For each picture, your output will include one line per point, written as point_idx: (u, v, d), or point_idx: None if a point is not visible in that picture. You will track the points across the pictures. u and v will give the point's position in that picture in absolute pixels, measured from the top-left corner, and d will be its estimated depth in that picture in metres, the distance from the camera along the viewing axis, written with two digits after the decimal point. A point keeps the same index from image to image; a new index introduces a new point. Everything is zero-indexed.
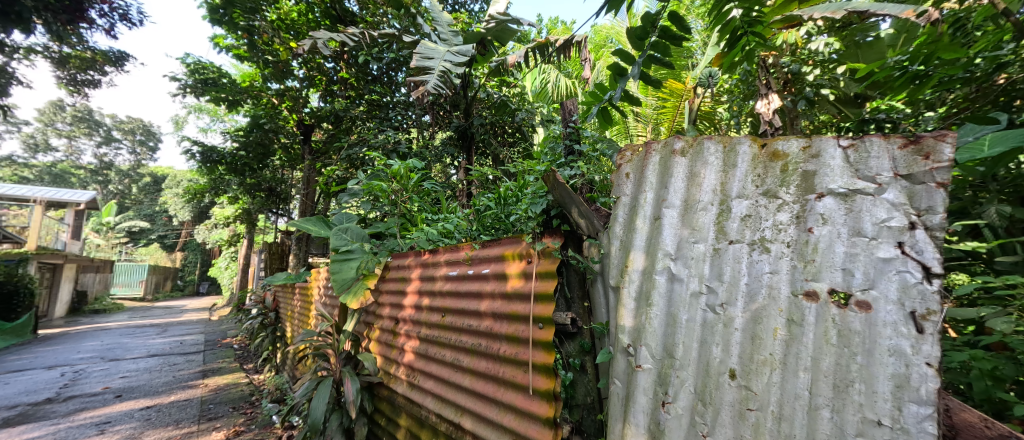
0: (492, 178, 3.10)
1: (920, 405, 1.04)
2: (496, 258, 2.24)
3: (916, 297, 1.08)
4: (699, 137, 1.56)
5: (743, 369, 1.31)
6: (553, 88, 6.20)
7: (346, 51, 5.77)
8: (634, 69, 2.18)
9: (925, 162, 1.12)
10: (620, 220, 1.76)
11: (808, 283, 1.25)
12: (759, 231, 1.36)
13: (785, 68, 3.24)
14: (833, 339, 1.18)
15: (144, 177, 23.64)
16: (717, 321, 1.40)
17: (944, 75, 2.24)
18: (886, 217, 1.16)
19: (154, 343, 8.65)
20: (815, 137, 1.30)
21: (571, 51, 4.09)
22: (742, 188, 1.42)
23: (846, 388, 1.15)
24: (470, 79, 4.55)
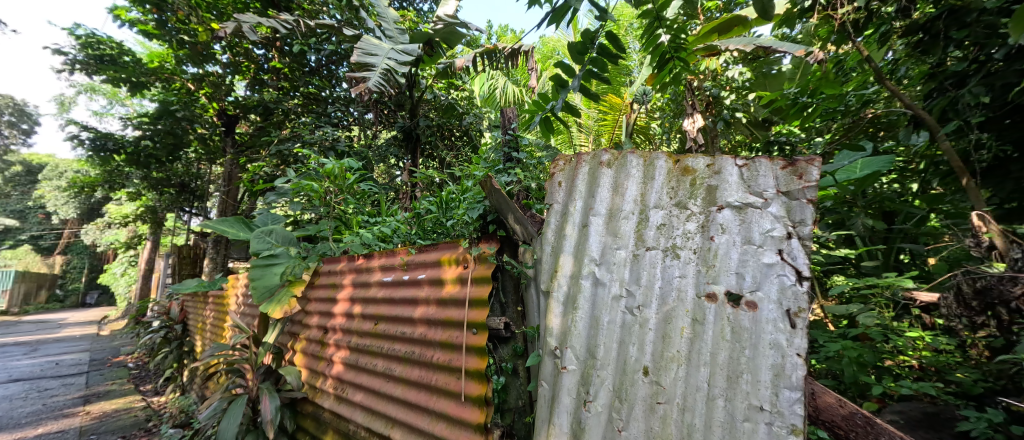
0: (437, 181, 3.08)
1: (792, 390, 1.22)
2: (432, 263, 2.24)
3: (791, 297, 1.28)
4: (624, 152, 1.68)
5: (655, 366, 1.44)
6: (502, 95, 6.30)
7: (278, 39, 5.45)
8: (574, 83, 2.28)
9: (799, 182, 1.33)
10: (552, 226, 1.82)
11: (708, 285, 1.41)
12: (671, 239, 1.51)
13: (708, 92, 3.50)
14: (728, 335, 1.35)
15: (17, 169, 20.56)
16: (634, 322, 1.51)
17: (827, 107, 2.70)
18: (770, 227, 1.35)
19: (20, 365, 7.50)
20: (718, 156, 1.48)
21: (519, 59, 4.25)
22: (659, 199, 1.57)
23: (737, 378, 1.31)
24: (417, 78, 4.50)
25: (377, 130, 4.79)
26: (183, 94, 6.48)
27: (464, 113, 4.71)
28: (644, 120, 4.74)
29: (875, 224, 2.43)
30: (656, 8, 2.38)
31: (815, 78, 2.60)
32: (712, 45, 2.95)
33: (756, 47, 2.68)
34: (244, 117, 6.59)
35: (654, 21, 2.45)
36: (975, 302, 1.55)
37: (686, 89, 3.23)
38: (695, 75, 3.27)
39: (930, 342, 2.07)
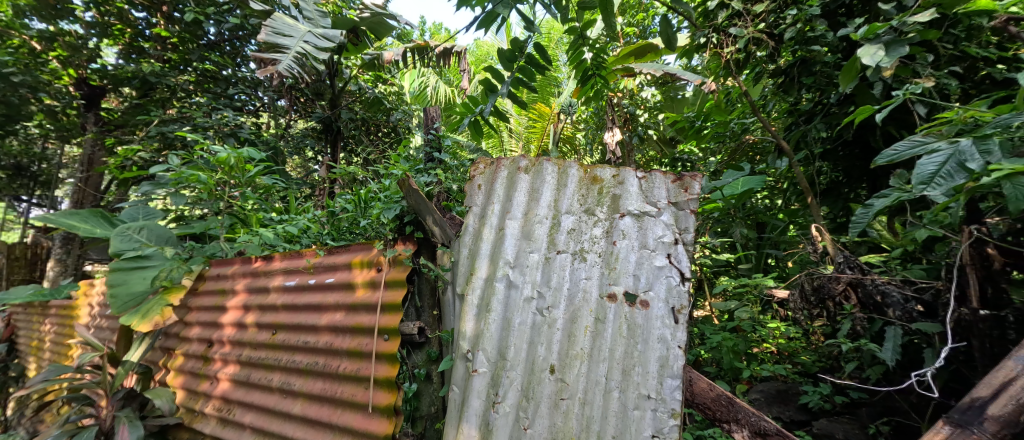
0: (358, 179, 2.99)
1: (674, 378, 1.37)
2: (342, 267, 2.17)
3: (676, 295, 1.44)
4: (541, 159, 1.75)
5: (561, 364, 1.50)
6: (432, 94, 6.25)
7: (167, 4, 4.81)
8: (503, 89, 2.36)
9: (685, 194, 1.51)
10: (469, 229, 1.78)
11: (610, 286, 1.53)
12: (579, 242, 1.60)
13: (625, 109, 3.74)
14: (624, 332, 1.47)
15: None
16: (543, 323, 1.56)
17: (718, 131, 3.11)
18: (662, 233, 1.51)
19: None
20: (623, 167, 1.62)
21: (452, 59, 4.43)
22: (570, 205, 1.65)
23: (631, 371, 1.43)
24: (340, 68, 4.26)
25: (292, 119, 4.53)
26: (22, 54, 4.89)
27: (390, 109, 4.58)
28: (570, 130, 4.99)
29: (749, 234, 2.82)
30: (580, 27, 2.48)
31: (708, 105, 3.11)
32: (629, 67, 3.30)
33: (665, 72, 3.08)
34: (113, 90, 5.40)
35: (580, 39, 2.55)
36: (813, 297, 1.85)
37: (606, 105, 3.53)
38: (615, 92, 3.72)
39: (786, 333, 2.46)
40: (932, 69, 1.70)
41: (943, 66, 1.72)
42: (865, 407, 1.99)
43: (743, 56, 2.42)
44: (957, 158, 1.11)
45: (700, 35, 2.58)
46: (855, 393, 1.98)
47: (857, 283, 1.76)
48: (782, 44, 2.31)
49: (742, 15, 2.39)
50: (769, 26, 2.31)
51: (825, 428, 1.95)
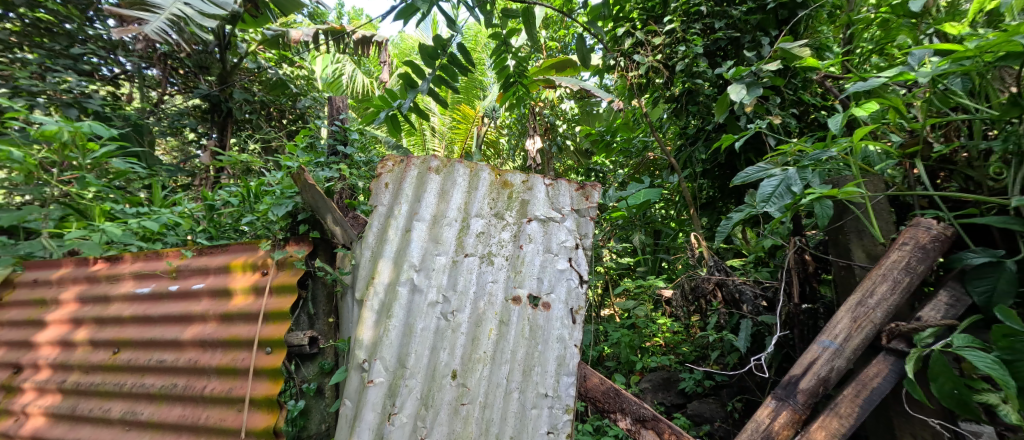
0: (258, 170, 2.82)
1: (569, 376, 1.43)
2: (217, 269, 1.89)
3: (575, 297, 1.51)
4: (452, 161, 1.74)
5: (463, 368, 1.47)
6: (349, 83, 6.00)
7: None
8: (423, 86, 2.29)
9: (587, 201, 1.61)
10: (373, 230, 1.68)
11: (515, 289, 1.54)
12: (487, 246, 1.61)
13: (545, 118, 3.82)
14: (526, 333, 1.48)
15: None
16: (446, 328, 1.52)
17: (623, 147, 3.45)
18: (565, 238, 1.58)
19: None
20: (532, 174, 1.68)
21: (370, 49, 4.38)
22: (480, 209, 1.66)
23: (530, 371, 1.44)
24: (234, 39, 3.89)
25: (165, 93, 3.74)
26: None
27: (296, 93, 4.18)
28: (494, 134, 5.11)
29: (646, 241, 3.16)
30: (504, 34, 2.41)
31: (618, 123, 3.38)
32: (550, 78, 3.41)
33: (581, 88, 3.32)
34: None
35: (502, 45, 2.50)
36: (690, 296, 2.23)
37: (529, 112, 3.66)
38: (536, 100, 3.79)
39: (670, 328, 2.79)
40: (781, 109, 2.10)
41: (787, 107, 2.11)
42: (724, 387, 2.37)
43: (644, 81, 2.72)
44: (786, 183, 1.35)
45: (609, 58, 2.81)
46: (719, 376, 2.33)
47: (722, 282, 2.10)
48: (674, 76, 2.60)
49: (644, 45, 2.67)
50: (665, 56, 2.58)
51: (696, 410, 2.33)
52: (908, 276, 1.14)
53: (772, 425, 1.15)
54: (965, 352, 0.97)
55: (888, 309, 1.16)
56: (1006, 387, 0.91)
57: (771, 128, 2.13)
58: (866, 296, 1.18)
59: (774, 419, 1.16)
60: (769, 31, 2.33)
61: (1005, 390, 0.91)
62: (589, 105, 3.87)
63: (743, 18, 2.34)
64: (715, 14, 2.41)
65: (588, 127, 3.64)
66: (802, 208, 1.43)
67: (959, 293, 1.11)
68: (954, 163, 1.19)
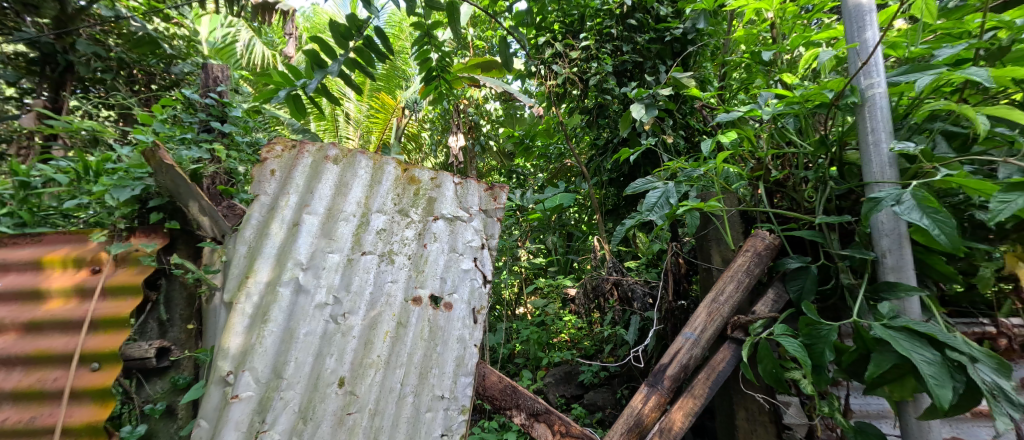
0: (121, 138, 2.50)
1: (467, 376, 1.43)
2: (24, 266, 1.57)
3: (477, 297, 1.54)
4: (353, 152, 1.63)
5: (352, 375, 1.38)
6: (250, 54, 5.49)
7: None
8: (333, 68, 1.80)
9: (495, 203, 1.65)
10: (252, 222, 1.47)
11: (416, 289, 1.51)
12: (388, 244, 1.55)
13: (470, 117, 3.80)
14: (426, 334, 1.46)
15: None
16: (336, 331, 1.41)
17: (541, 152, 3.61)
18: (471, 238, 1.60)
19: None
20: (440, 172, 1.68)
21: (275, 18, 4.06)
22: (383, 205, 1.59)
23: (427, 373, 1.42)
24: None
25: None
26: None
27: (174, 55, 2.62)
28: (416, 127, 5.06)
29: (559, 242, 3.32)
30: (428, 24, 2.30)
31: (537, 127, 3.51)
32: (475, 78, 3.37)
33: (507, 91, 3.35)
34: None
35: (425, 36, 2.36)
36: (590, 294, 2.42)
37: (454, 109, 3.61)
38: (461, 98, 3.67)
39: (574, 324, 2.97)
40: (673, 129, 2.40)
41: (677, 128, 2.43)
42: (617, 378, 2.62)
43: (562, 91, 2.86)
44: (667, 195, 1.49)
45: (531, 65, 2.89)
46: (613, 368, 2.57)
47: (618, 282, 2.30)
48: (587, 89, 2.78)
49: (561, 56, 2.81)
50: (580, 70, 2.75)
51: (591, 399, 2.57)
52: (748, 277, 1.39)
53: (642, 409, 1.30)
54: (781, 339, 1.16)
55: (733, 304, 1.39)
56: (806, 367, 1.11)
57: (664, 147, 2.43)
58: (717, 295, 1.41)
59: (645, 403, 1.31)
60: (665, 60, 2.66)
61: (806, 369, 1.11)
62: (514, 108, 3.95)
63: (647, 46, 2.64)
64: (624, 38, 2.66)
65: (511, 130, 3.71)
66: (675, 218, 1.63)
67: (780, 291, 1.37)
68: (785, 187, 1.47)
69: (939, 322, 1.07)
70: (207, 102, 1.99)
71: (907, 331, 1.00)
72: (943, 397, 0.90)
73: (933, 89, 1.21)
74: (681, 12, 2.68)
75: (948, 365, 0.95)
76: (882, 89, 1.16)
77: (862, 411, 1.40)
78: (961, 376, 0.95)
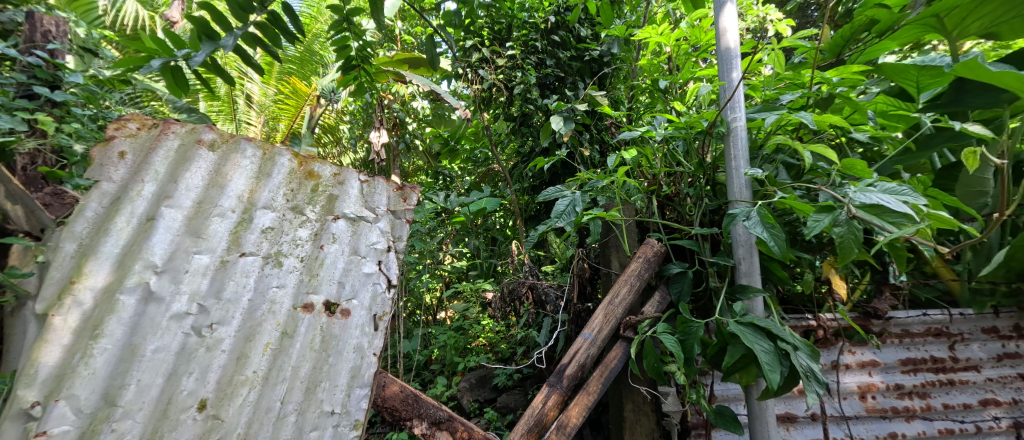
0: None
1: (363, 388, 1.23)
2: None
3: (379, 303, 1.31)
4: (237, 136, 1.35)
5: (217, 396, 1.12)
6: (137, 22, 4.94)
7: None
8: (228, 39, 1.53)
9: (404, 204, 1.42)
10: (87, 215, 1.12)
11: (307, 295, 1.27)
12: (277, 245, 1.29)
13: (394, 113, 3.77)
14: (316, 345, 1.23)
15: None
16: (199, 346, 1.14)
17: (466, 155, 3.65)
18: (376, 240, 1.37)
19: None
20: (345, 167, 1.42)
21: None
22: (271, 199, 1.31)
23: (314, 388, 1.19)
24: None
25: None
26: None
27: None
28: (333, 119, 4.94)
29: (481, 250, 3.23)
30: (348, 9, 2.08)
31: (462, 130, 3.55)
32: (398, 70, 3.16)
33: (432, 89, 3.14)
34: None
35: (342, 21, 2.11)
36: (507, 298, 2.50)
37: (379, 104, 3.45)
38: (385, 93, 3.56)
39: (492, 328, 3.04)
40: (589, 142, 2.62)
41: (594, 142, 2.65)
42: (529, 380, 2.73)
43: (487, 95, 2.91)
44: (573, 204, 1.61)
45: (457, 66, 2.89)
46: (526, 369, 2.67)
47: (533, 286, 2.40)
48: (512, 97, 2.89)
49: (488, 61, 2.87)
50: (505, 78, 2.83)
51: (504, 402, 2.67)
52: (638, 280, 1.55)
53: (544, 408, 1.34)
54: (661, 336, 1.33)
55: (625, 305, 1.54)
56: (679, 359, 1.27)
57: (581, 158, 2.62)
58: (613, 296, 1.54)
59: (546, 402, 1.35)
60: (584, 78, 2.87)
61: (679, 361, 1.28)
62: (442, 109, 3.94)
63: (568, 63, 2.84)
64: (548, 53, 2.83)
65: (438, 130, 3.70)
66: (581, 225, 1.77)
67: (664, 294, 1.56)
68: (673, 201, 1.68)
69: (776, 318, 1.31)
70: (32, 61, 1.67)
71: (753, 326, 1.20)
72: (773, 379, 1.10)
73: (779, 126, 1.46)
74: (598, 35, 2.92)
75: (779, 353, 1.17)
76: (742, 123, 1.37)
77: (723, 396, 1.61)
78: (787, 362, 1.17)
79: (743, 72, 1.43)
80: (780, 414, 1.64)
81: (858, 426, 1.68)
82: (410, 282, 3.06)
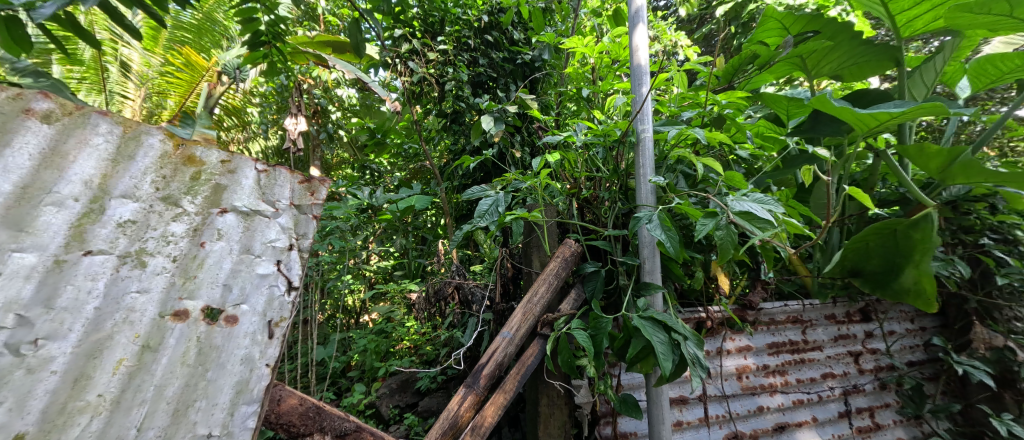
0: None
1: (252, 405, 1.03)
2: None
3: (276, 307, 1.11)
4: (83, 108, 1.04)
5: (42, 430, 0.85)
6: None
7: None
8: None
9: (310, 198, 1.21)
10: None
11: (180, 302, 1.03)
12: (139, 242, 1.03)
13: (316, 100, 3.62)
14: (190, 358, 1.01)
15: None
16: (14, 368, 0.86)
17: (394, 150, 3.56)
18: (275, 237, 1.15)
19: None
20: (237, 154, 1.18)
21: None
22: (133, 187, 1.04)
23: (186, 410, 0.98)
24: None
25: None
26: None
27: None
28: (238, 101, 4.57)
29: (406, 249, 3.18)
30: None
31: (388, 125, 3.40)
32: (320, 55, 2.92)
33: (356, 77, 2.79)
34: None
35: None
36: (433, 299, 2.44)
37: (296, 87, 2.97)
38: (304, 77, 3.37)
39: (417, 330, 2.99)
40: (521, 145, 2.72)
41: (525, 145, 2.74)
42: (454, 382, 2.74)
43: (417, 89, 2.88)
44: (495, 204, 1.69)
45: (385, 55, 2.82)
46: (450, 371, 2.67)
47: (459, 286, 2.41)
48: (444, 93, 2.90)
49: (418, 54, 2.85)
50: (437, 73, 2.85)
51: (427, 406, 2.62)
52: (555, 279, 1.64)
53: (459, 410, 1.37)
54: (574, 332, 1.44)
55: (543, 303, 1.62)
56: (590, 353, 1.40)
57: (512, 159, 2.70)
58: (533, 296, 1.61)
59: (461, 404, 1.38)
60: (516, 80, 2.95)
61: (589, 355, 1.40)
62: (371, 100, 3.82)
63: (500, 64, 2.90)
64: (480, 51, 2.88)
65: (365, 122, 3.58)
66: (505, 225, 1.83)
67: (580, 291, 1.69)
68: (591, 204, 1.81)
69: (672, 312, 1.48)
70: None
71: (652, 319, 1.36)
72: (665, 367, 1.25)
73: (680, 140, 1.64)
74: (531, 40, 3.03)
75: (671, 343, 1.33)
76: (649, 134, 1.54)
77: (629, 384, 1.77)
78: (678, 350, 1.34)
79: (651, 87, 1.59)
80: (674, 398, 1.84)
81: (735, 402, 1.93)
82: (329, 282, 2.92)
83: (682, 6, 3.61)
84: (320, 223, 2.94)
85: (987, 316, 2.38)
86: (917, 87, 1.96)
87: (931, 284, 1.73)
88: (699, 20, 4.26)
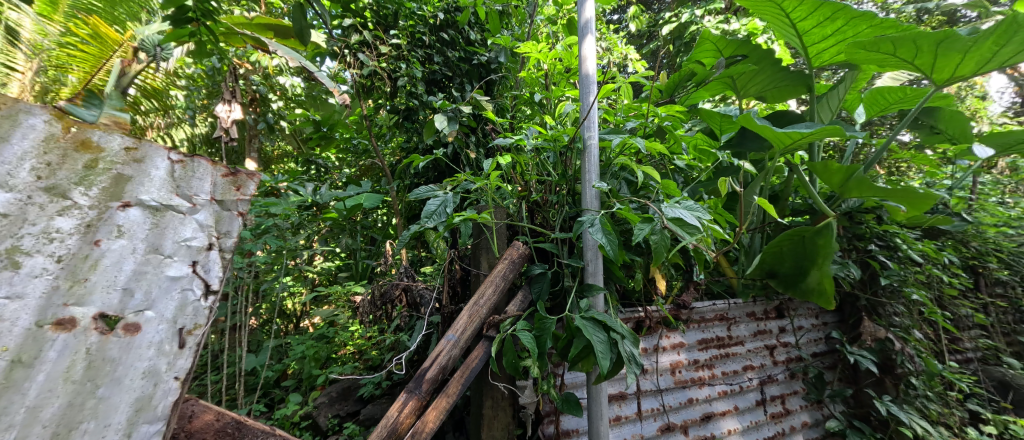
0: None
1: (154, 423, 0.93)
2: None
3: (189, 314, 1.02)
4: None
5: None
6: None
7: None
8: None
9: (236, 193, 1.15)
10: None
11: (65, 309, 0.92)
12: (12, 239, 0.90)
13: (251, 86, 3.52)
14: (76, 374, 0.90)
15: None
16: None
17: (341, 144, 3.45)
18: (189, 236, 1.07)
19: None
20: (144, 141, 1.10)
21: None
22: (5, 174, 0.92)
23: (67, 435, 0.86)
24: None
25: None
26: None
27: None
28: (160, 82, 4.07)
29: (354, 248, 3.11)
30: None
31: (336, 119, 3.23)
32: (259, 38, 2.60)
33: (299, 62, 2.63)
34: None
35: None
36: (378, 302, 2.39)
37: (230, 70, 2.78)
38: (243, 60, 3.17)
39: (361, 335, 2.94)
40: (475, 146, 2.75)
41: (478, 146, 2.77)
42: (399, 387, 2.72)
43: (369, 83, 2.82)
44: (444, 204, 1.71)
45: (332, 44, 2.71)
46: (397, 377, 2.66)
47: (407, 288, 2.38)
48: (396, 88, 2.85)
49: (369, 46, 2.78)
50: (389, 67, 2.81)
51: (369, 414, 2.54)
52: (502, 281, 1.67)
53: (399, 417, 1.36)
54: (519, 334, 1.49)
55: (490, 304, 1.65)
56: (534, 353, 1.46)
57: (466, 160, 2.73)
58: (481, 297, 1.62)
59: (402, 410, 1.37)
60: (471, 80, 2.99)
61: (532, 355, 1.45)
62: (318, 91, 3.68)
63: (456, 63, 2.93)
64: (436, 48, 2.89)
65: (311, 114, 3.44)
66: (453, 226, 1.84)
67: (527, 293, 1.73)
68: (541, 207, 1.87)
69: (612, 312, 1.58)
70: None
71: (593, 320, 1.44)
72: (603, 365, 1.32)
73: (624, 149, 1.74)
74: (487, 41, 3.06)
75: (611, 342, 1.41)
76: (594, 142, 1.63)
77: (572, 383, 1.85)
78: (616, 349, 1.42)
79: (597, 96, 1.68)
80: (612, 394, 1.93)
81: (668, 396, 2.06)
82: (264, 284, 2.79)
83: (631, 20, 3.79)
84: (254, 221, 2.72)
85: (873, 312, 2.69)
86: (824, 111, 2.21)
87: (831, 284, 1.96)
88: (647, 35, 4.49)
